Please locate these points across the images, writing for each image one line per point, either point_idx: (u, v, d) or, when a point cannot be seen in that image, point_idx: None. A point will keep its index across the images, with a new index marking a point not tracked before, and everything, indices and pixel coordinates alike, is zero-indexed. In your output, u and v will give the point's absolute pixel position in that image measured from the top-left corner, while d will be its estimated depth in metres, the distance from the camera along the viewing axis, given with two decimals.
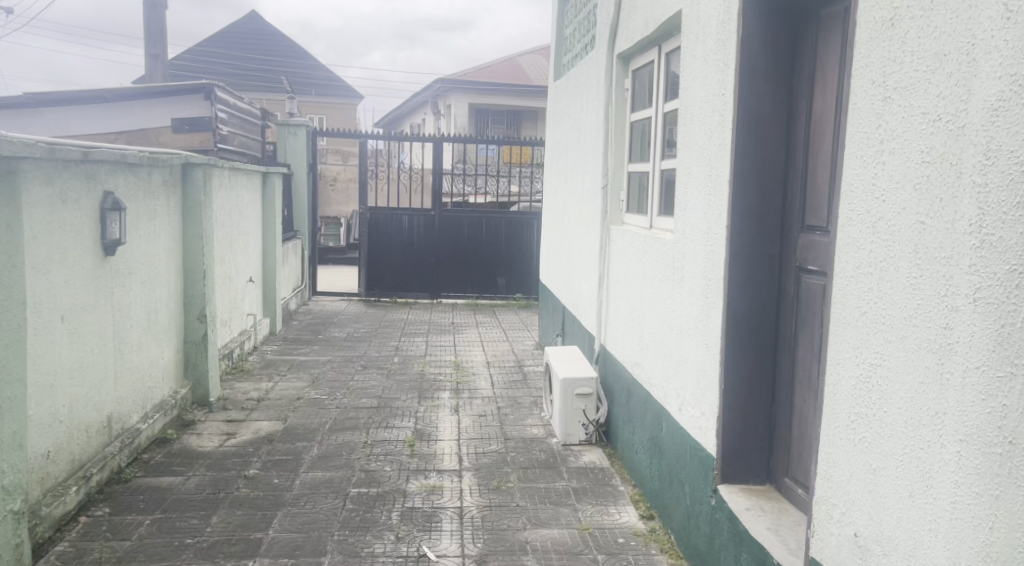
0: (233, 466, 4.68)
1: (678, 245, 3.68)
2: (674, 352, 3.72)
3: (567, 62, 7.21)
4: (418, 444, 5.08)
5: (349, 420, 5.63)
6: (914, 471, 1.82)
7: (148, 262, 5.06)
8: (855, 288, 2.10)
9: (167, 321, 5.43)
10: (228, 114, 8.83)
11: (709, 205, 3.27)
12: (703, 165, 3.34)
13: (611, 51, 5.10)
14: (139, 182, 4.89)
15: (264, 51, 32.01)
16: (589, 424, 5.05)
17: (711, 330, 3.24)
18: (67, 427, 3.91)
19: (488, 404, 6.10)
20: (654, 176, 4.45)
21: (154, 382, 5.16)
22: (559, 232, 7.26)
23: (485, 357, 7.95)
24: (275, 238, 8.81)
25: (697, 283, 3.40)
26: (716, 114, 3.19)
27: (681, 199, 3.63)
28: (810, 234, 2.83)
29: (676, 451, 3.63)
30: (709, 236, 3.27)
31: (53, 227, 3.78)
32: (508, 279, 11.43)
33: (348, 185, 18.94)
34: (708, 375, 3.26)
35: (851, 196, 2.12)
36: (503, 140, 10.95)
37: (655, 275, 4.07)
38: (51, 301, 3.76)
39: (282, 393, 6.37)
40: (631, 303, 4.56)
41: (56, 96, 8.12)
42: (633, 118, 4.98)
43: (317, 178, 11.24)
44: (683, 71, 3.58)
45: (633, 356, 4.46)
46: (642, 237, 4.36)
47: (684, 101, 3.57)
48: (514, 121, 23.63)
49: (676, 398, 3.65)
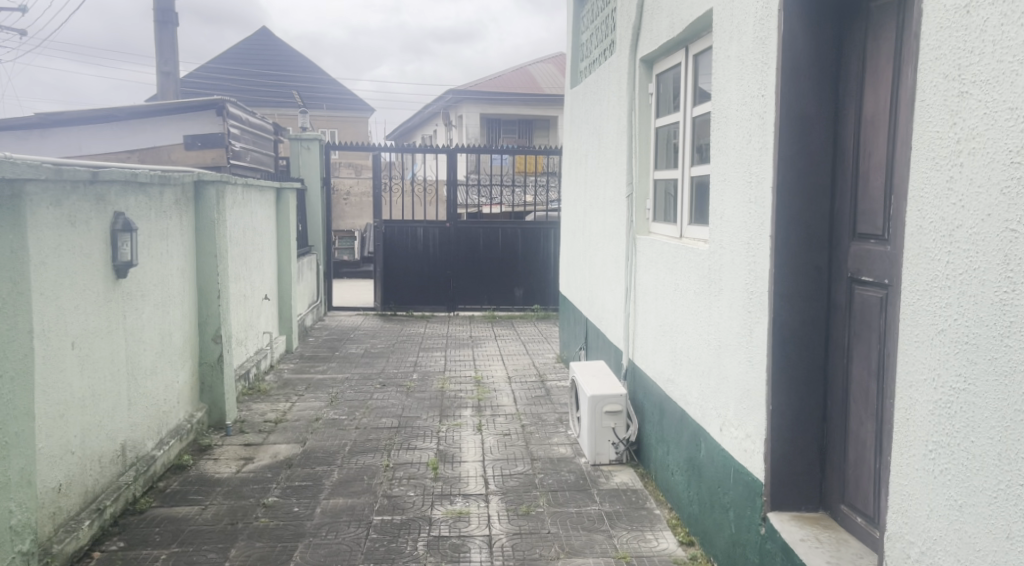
0: (251, 494, 4.51)
1: (715, 255, 3.49)
2: (713, 369, 3.52)
3: (585, 67, 7.04)
4: (442, 467, 4.90)
5: (369, 441, 5.46)
6: (1012, 509, 1.62)
7: (161, 283, 4.92)
8: (928, 304, 1.91)
9: (182, 344, 5.29)
10: (241, 130, 8.72)
11: (750, 214, 3.08)
12: (742, 171, 3.16)
13: (634, 55, 4.92)
14: (151, 201, 4.75)
15: (275, 66, 32.11)
16: (620, 443, 4.85)
17: (756, 346, 3.05)
18: (79, 459, 3.76)
19: (512, 422, 5.90)
20: (684, 183, 4.27)
21: (169, 406, 5.01)
22: (580, 244, 7.06)
23: (505, 372, 7.76)
24: (290, 254, 8.67)
25: (738, 297, 3.21)
26: (756, 116, 3.01)
27: (716, 207, 3.45)
28: (863, 242, 2.64)
29: (717, 474, 3.45)
30: (750, 248, 3.09)
31: (62, 252, 3.64)
32: (525, 290, 11.26)
33: (360, 199, 18.83)
34: (753, 394, 3.07)
35: (921, 202, 1.93)
36: (517, 149, 10.78)
37: (689, 288, 3.88)
38: (61, 327, 3.62)
39: (300, 414, 6.21)
40: (661, 317, 4.36)
41: (67, 116, 8.04)
42: (658, 123, 4.80)
43: (330, 192, 11.11)
44: (716, 73, 3.41)
45: (666, 372, 4.27)
46: (674, 247, 4.17)
47: (718, 104, 3.40)
48: (526, 130, 23.51)
49: (717, 418, 3.46)
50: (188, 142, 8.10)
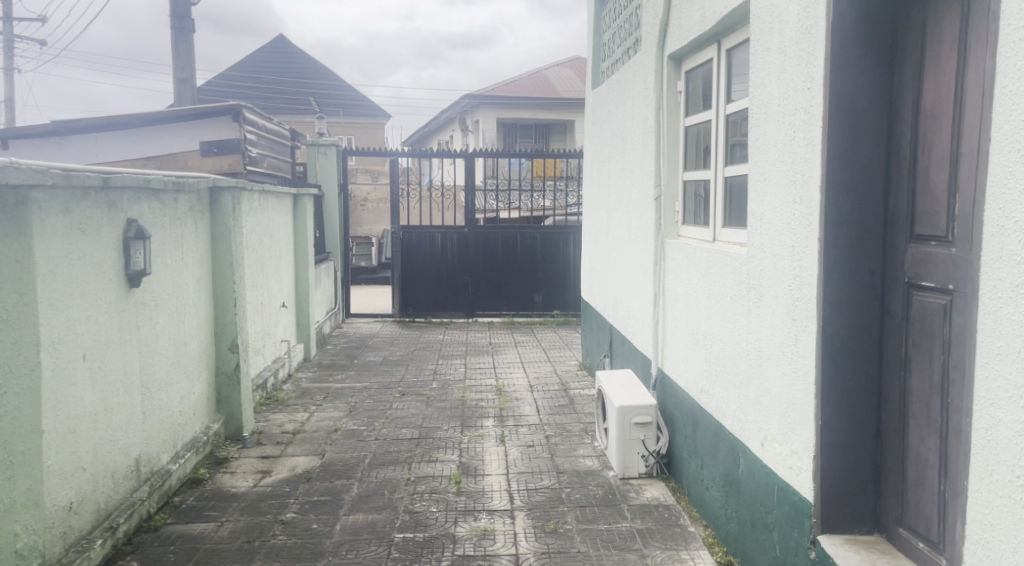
0: (269, 510, 4.36)
1: (754, 259, 3.31)
2: (753, 380, 3.34)
3: (606, 68, 6.86)
4: (465, 481, 4.72)
5: (389, 454, 5.29)
6: None
7: (176, 292, 4.79)
8: (1015, 313, 1.73)
9: (197, 353, 5.16)
10: (257, 136, 8.62)
11: (794, 215, 2.91)
12: (784, 170, 2.99)
13: (661, 51, 4.75)
14: (166, 209, 4.63)
15: (291, 73, 32.17)
16: (650, 455, 4.66)
17: (801, 356, 2.87)
18: (91, 476, 3.63)
19: (535, 433, 5.72)
20: (718, 183, 4.09)
21: (184, 418, 4.88)
22: (603, 248, 6.88)
23: (527, 380, 7.58)
24: (307, 261, 8.55)
25: (781, 304, 3.03)
26: (800, 111, 2.84)
27: (755, 209, 3.27)
28: (922, 244, 2.48)
29: (758, 491, 3.26)
30: (794, 252, 2.91)
31: (73, 261, 3.51)
32: (545, 296, 11.07)
33: (377, 205, 18.73)
34: (799, 408, 2.89)
35: (1005, 200, 1.75)
36: (535, 152, 10.62)
37: (725, 294, 3.69)
38: (72, 340, 3.49)
39: (318, 424, 6.06)
40: (693, 324, 4.18)
41: (84, 123, 7.98)
42: (687, 121, 4.62)
43: (347, 198, 11.00)
44: (755, 68, 3.23)
45: (699, 383, 4.09)
46: (706, 251, 3.98)
47: (757, 100, 3.22)
48: (543, 134, 23.31)
49: (759, 432, 3.27)
50: (205, 148, 7.98)
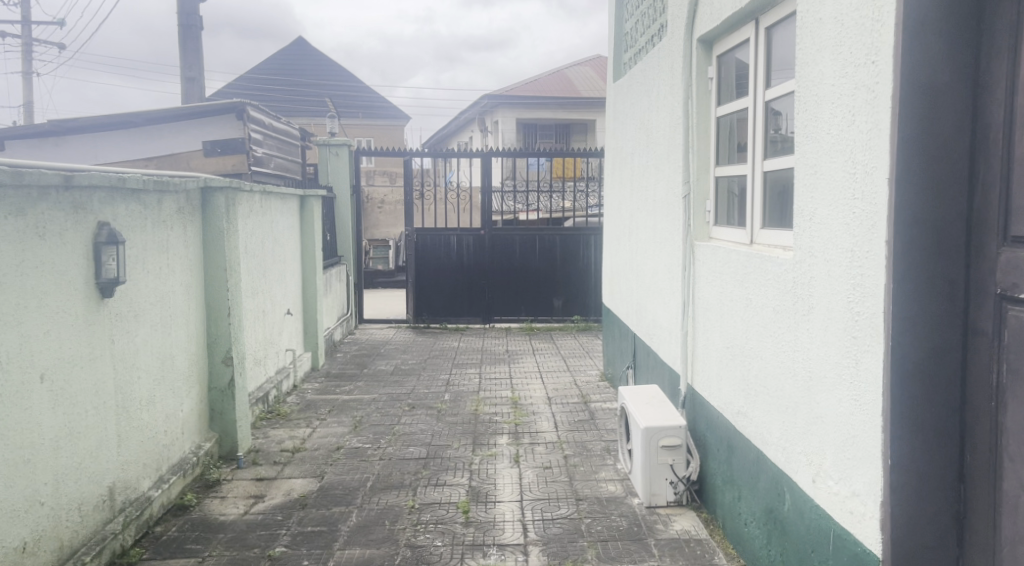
0: (258, 542, 3.96)
1: (803, 265, 2.84)
2: (802, 406, 2.87)
3: (629, 58, 6.42)
4: (475, 510, 4.28)
5: (394, 476, 4.87)
6: None
7: (160, 302, 4.40)
8: None
9: (186, 368, 4.77)
10: (263, 136, 8.25)
11: (854, 213, 2.44)
12: (840, 160, 2.52)
13: (689, 36, 4.31)
14: (147, 211, 4.24)
15: (310, 76, 31.98)
16: (679, 482, 4.20)
17: (862, 382, 2.41)
18: (51, 510, 3.26)
19: (553, 452, 5.27)
20: (756, 179, 3.63)
21: (170, 439, 4.49)
22: (626, 251, 6.43)
23: (544, 392, 7.12)
24: (314, 266, 8.15)
25: (836, 317, 2.57)
26: (862, 89, 2.37)
27: (805, 206, 2.81)
28: (1019, 249, 2.01)
29: (809, 535, 2.80)
30: (853, 257, 2.44)
31: (27, 270, 3.13)
32: (565, 300, 10.62)
33: (394, 207, 18.35)
34: (861, 443, 2.42)
35: None
36: (554, 151, 10.16)
37: (767, 305, 3.23)
38: (27, 358, 3.12)
39: (320, 442, 5.65)
40: (728, 338, 3.72)
41: (82, 122, 7.62)
42: (719, 111, 4.17)
43: (360, 200, 10.60)
44: (804, 43, 2.78)
45: (735, 404, 3.62)
46: (743, 255, 3.53)
47: (807, 80, 2.76)
48: (564, 134, 22.85)
49: (809, 468, 2.81)
50: (208, 148, 7.64)
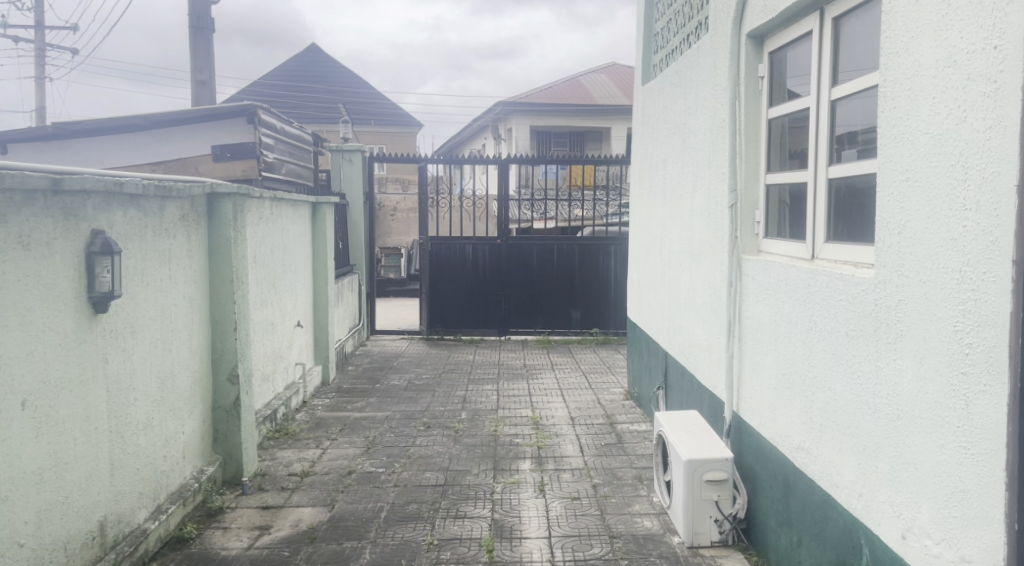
0: None
1: (890, 289, 2.47)
2: (886, 449, 2.50)
3: (660, 59, 6.05)
4: (499, 548, 3.90)
5: (409, 506, 4.51)
6: None
7: (160, 317, 4.06)
8: None
9: (188, 387, 4.42)
10: (274, 140, 7.92)
11: (965, 229, 2.06)
12: (945, 167, 2.16)
13: (738, 31, 3.95)
14: (146, 218, 3.90)
15: (322, 82, 31.76)
16: (724, 520, 3.83)
17: (974, 428, 2.03)
18: (33, 552, 2.92)
19: (582, 481, 4.89)
20: (817, 187, 3.26)
21: (170, 465, 4.15)
22: (655, 263, 6.07)
23: (567, 411, 6.75)
24: (326, 275, 7.80)
25: (937, 349, 2.20)
26: (979, 81, 2.00)
27: (892, 220, 2.45)
28: None
29: None
30: (962, 279, 2.08)
31: (8, 284, 2.79)
32: (583, 312, 10.22)
33: (407, 215, 18.01)
34: (973, 501, 2.04)
35: None
36: (568, 160, 9.71)
37: (838, 331, 2.85)
38: (7, 381, 2.78)
39: (330, 464, 5.30)
40: (785, 363, 3.35)
41: (87, 125, 7.34)
42: (770, 112, 3.80)
43: (374, 208, 10.26)
44: (896, 29, 2.41)
45: (795, 438, 3.25)
46: (805, 273, 3.17)
47: (899, 74, 2.40)
48: (578, 141, 22.45)
49: (897, 523, 2.43)
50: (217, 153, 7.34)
